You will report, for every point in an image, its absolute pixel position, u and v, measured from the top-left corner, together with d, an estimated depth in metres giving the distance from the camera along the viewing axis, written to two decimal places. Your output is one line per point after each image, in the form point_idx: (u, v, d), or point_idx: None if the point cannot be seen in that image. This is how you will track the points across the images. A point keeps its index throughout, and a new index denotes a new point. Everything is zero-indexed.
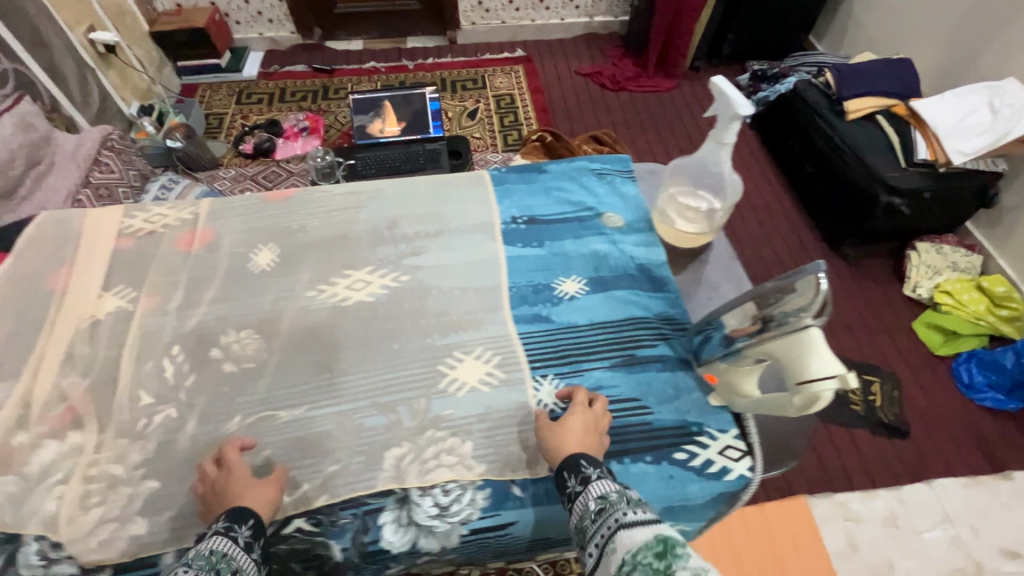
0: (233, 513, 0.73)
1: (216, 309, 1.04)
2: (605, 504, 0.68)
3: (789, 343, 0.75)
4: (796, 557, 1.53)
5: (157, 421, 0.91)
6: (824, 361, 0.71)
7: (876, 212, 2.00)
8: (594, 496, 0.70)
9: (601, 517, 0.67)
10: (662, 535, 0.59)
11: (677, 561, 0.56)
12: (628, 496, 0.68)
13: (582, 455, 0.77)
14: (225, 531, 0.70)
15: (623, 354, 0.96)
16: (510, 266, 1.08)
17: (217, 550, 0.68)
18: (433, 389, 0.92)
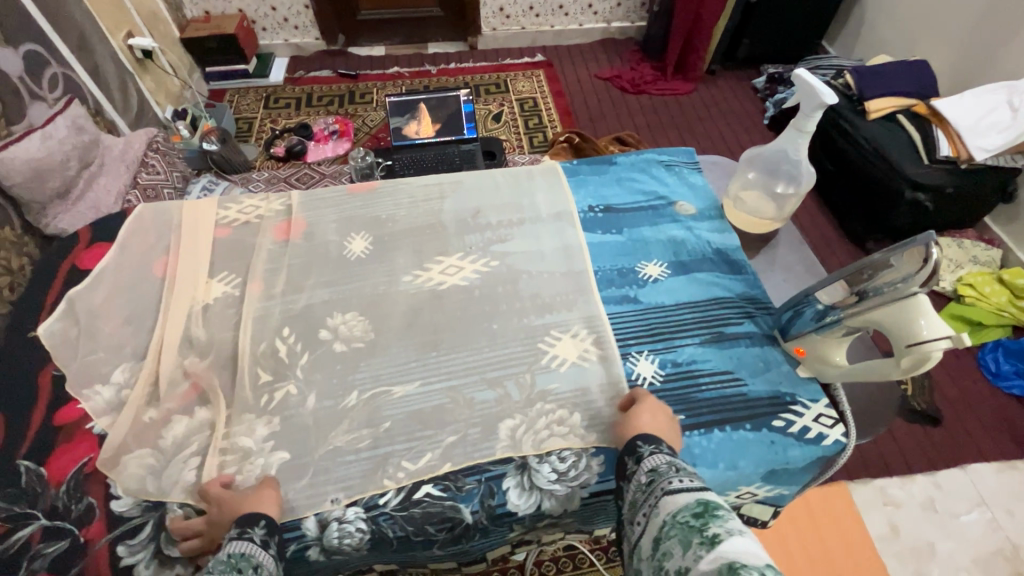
0: (245, 518, 0.76)
1: (305, 296, 1.07)
2: (654, 475, 0.74)
3: (895, 309, 0.79)
4: (842, 540, 1.58)
5: (278, 397, 0.94)
6: (932, 324, 0.76)
7: (901, 208, 2.06)
8: (645, 470, 0.75)
9: (649, 487, 0.73)
10: (703, 500, 0.66)
11: (713, 520, 0.62)
12: (675, 467, 0.73)
13: (641, 437, 0.81)
14: (241, 536, 0.72)
15: (712, 331, 1.00)
16: (594, 251, 1.12)
17: (237, 552, 0.69)
18: (537, 365, 0.96)
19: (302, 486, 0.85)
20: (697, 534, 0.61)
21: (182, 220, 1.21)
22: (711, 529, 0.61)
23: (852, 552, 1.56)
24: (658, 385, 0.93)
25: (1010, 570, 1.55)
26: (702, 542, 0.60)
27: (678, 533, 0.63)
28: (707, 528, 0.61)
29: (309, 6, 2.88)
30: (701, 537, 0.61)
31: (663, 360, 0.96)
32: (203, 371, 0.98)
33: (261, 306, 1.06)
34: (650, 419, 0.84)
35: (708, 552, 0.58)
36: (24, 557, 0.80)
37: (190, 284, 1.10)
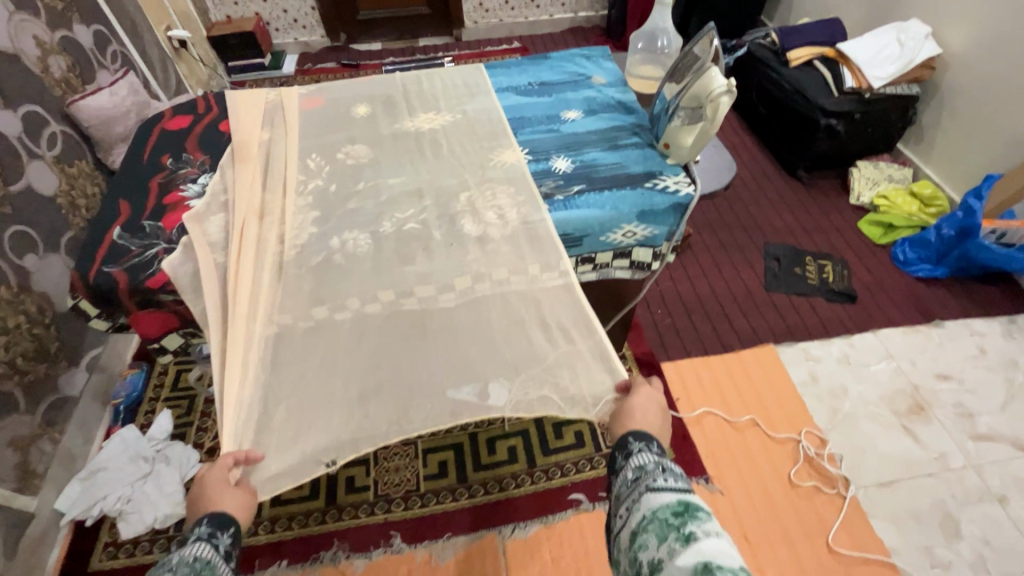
0: (213, 521, 0.77)
1: (316, 138, 1.26)
2: (641, 473, 0.78)
3: (700, 81, 1.06)
4: (769, 387, 1.89)
5: (313, 186, 1.15)
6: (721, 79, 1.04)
7: (820, 133, 2.43)
8: (633, 468, 0.80)
9: (635, 484, 0.77)
10: (684, 500, 0.71)
11: (692, 518, 0.68)
12: (661, 466, 0.78)
13: (631, 434, 0.86)
14: (206, 540, 0.75)
15: (609, 143, 1.23)
16: (524, 108, 1.33)
17: (200, 556, 0.73)
18: (487, 165, 1.19)
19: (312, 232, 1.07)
20: (673, 530, 0.67)
21: (238, 93, 1.36)
22: (688, 527, 0.66)
23: (774, 387, 1.89)
24: (569, 172, 1.17)
25: (910, 403, 1.85)
26: (677, 536, 0.66)
27: (655, 527, 0.69)
28: (684, 526, 0.67)
29: (316, 8, 3.35)
30: (677, 532, 0.67)
31: (574, 159, 1.20)
32: (251, 178, 1.15)
33: (287, 144, 1.23)
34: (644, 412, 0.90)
35: (682, 547, 0.64)
36: (155, 262, 1.01)
37: (243, 126, 1.27)
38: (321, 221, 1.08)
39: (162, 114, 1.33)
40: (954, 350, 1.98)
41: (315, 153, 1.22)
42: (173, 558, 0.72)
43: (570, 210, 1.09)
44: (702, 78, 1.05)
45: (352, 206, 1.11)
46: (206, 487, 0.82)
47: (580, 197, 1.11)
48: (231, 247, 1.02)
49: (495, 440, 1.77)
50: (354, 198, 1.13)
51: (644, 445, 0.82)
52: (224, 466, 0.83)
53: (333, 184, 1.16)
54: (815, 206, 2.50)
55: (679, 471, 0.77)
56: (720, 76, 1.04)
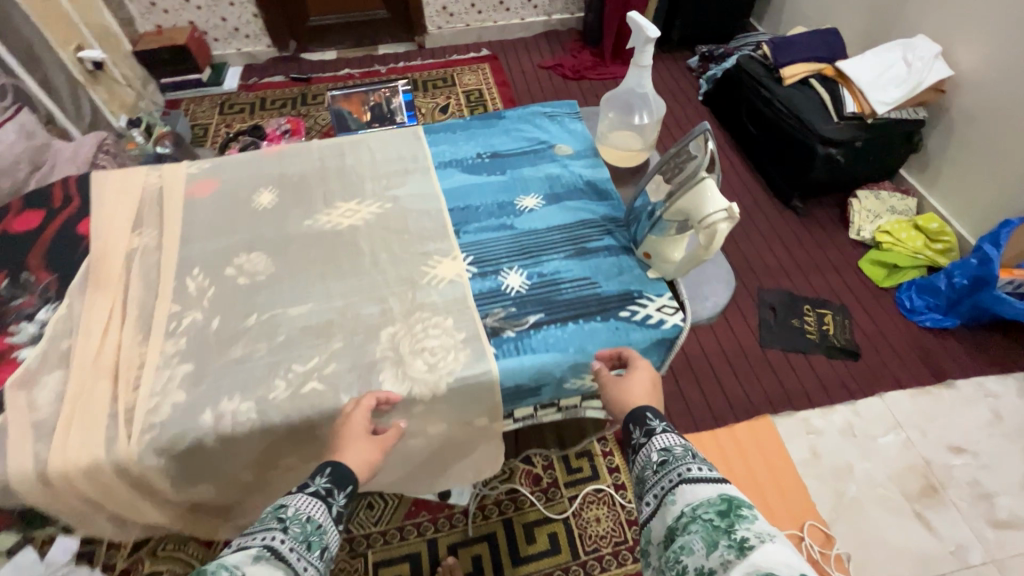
0: (335, 473, 0.71)
1: (202, 245, 0.99)
2: (668, 456, 0.67)
3: (688, 198, 0.78)
4: (767, 466, 1.68)
5: (186, 323, 0.88)
6: (717, 197, 0.75)
7: (817, 163, 2.18)
8: (658, 449, 0.69)
9: (663, 470, 0.65)
10: (728, 495, 0.58)
11: (743, 521, 0.54)
12: (689, 450, 0.67)
13: (649, 408, 0.75)
14: (321, 496, 0.67)
15: (575, 247, 0.97)
16: (471, 191, 1.07)
17: (313, 517, 0.64)
18: (417, 284, 0.92)
19: (177, 402, 0.79)
20: (724, 536, 0.53)
21: (110, 178, 1.07)
22: (739, 532, 0.53)
23: (771, 466, 1.68)
24: (524, 292, 0.91)
25: (922, 483, 1.65)
26: (729, 542, 0.52)
27: (699, 529, 0.56)
28: (736, 530, 0.53)
29: (258, 15, 2.99)
30: (728, 539, 0.53)
31: (531, 272, 0.94)
32: (103, 316, 0.87)
33: (164, 255, 0.96)
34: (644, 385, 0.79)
35: (736, 559, 0.50)
36: None
37: (107, 232, 0.99)
38: (189, 381, 0.81)
39: (8, 209, 1.04)
40: (969, 416, 1.78)
41: (197, 269, 0.95)
42: (283, 506, 0.64)
43: (520, 355, 0.83)
44: (690, 198, 0.77)
45: (236, 353, 0.84)
46: (346, 427, 0.76)
47: (537, 334, 0.86)
48: (63, 432, 0.75)
49: (458, 548, 1.53)
50: (240, 340, 0.86)
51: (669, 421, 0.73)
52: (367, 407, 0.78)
53: (214, 317, 0.89)
54: (813, 240, 2.27)
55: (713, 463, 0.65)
56: (716, 193, 0.75)
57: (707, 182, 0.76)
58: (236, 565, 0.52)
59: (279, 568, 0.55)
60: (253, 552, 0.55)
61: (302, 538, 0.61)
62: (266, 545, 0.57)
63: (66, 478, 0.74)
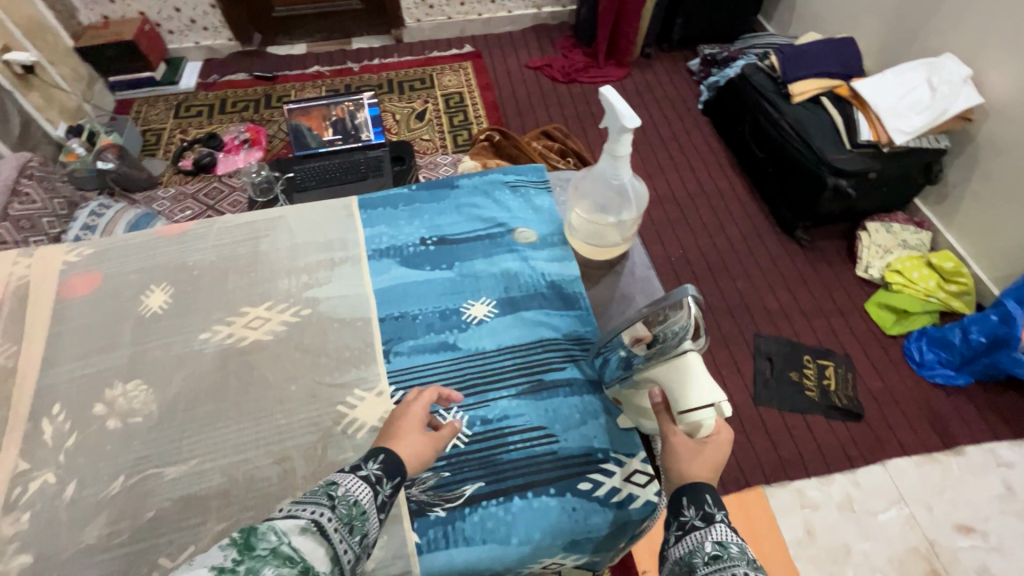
0: (388, 460, 0.62)
1: (69, 370, 0.80)
2: (722, 549, 0.54)
3: (669, 369, 0.66)
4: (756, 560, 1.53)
5: (32, 490, 0.70)
6: (703, 389, 0.64)
7: (825, 195, 1.98)
8: (713, 538, 0.55)
9: (714, 561, 0.53)
10: None
11: None
12: (749, 554, 0.53)
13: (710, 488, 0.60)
14: (370, 481, 0.59)
15: (531, 379, 0.79)
16: (408, 293, 0.88)
17: (358, 500, 0.57)
18: (330, 434, 0.74)
19: None
20: None
21: None
22: None
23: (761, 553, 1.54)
24: (462, 448, 0.73)
25: (925, 569, 1.51)
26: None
27: None
28: None
29: (216, 6, 2.71)
30: None
31: (473, 417, 0.75)
32: None
33: (18, 387, 0.77)
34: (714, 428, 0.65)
35: None
36: None
37: None
38: None
39: None
40: (979, 489, 1.63)
41: (59, 406, 0.76)
42: (333, 482, 0.58)
43: (448, 547, 0.65)
44: (672, 373, 0.65)
45: (90, 541, 0.66)
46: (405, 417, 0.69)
47: (473, 514, 0.68)
48: None
49: None
50: (98, 519, 0.68)
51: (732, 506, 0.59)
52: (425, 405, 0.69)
53: (70, 482, 0.70)
54: (816, 278, 2.09)
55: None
56: (703, 380, 0.64)
57: (690, 357, 0.65)
58: (282, 533, 0.49)
59: (321, 547, 0.50)
60: (300, 522, 0.51)
61: (347, 521, 0.54)
62: (313, 520, 0.52)
63: None
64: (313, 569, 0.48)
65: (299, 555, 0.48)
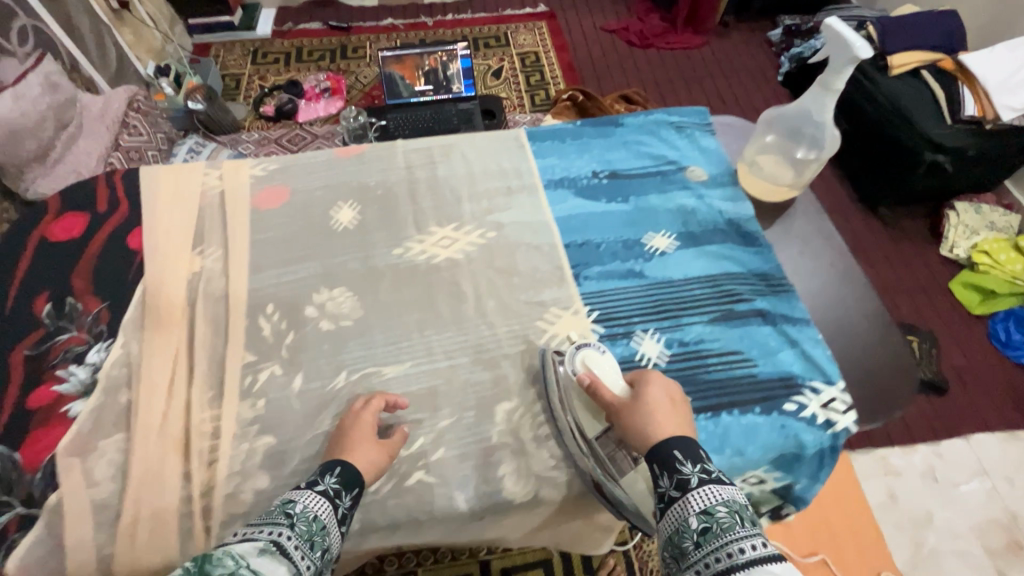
0: (344, 474, 0.60)
1: (275, 275, 0.83)
2: (709, 522, 0.49)
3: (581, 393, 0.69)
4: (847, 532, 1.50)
5: (262, 379, 0.73)
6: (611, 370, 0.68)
7: (919, 170, 1.92)
8: (696, 511, 0.51)
9: (703, 542, 0.49)
10: None
11: None
12: (738, 513, 0.50)
13: (677, 442, 0.57)
14: (328, 497, 0.58)
15: (722, 308, 0.81)
16: (589, 222, 0.90)
17: (316, 516, 0.55)
18: (535, 345, 0.77)
19: (259, 488, 0.66)
20: None
21: (162, 178, 0.91)
22: None
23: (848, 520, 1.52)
24: (664, 366, 0.76)
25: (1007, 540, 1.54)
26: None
27: None
28: None
29: None
30: None
31: (670, 338, 0.78)
32: (162, 366, 0.73)
33: (230, 287, 0.81)
34: (672, 405, 0.63)
35: None
36: None
37: (163, 251, 0.83)
38: (271, 463, 0.67)
39: (44, 210, 0.89)
40: None
41: (272, 306, 0.80)
42: (289, 501, 0.56)
43: None
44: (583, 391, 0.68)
45: (324, 427, 0.70)
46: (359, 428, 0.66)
47: None
48: (127, 525, 0.62)
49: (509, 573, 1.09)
50: (327, 409, 0.71)
51: (705, 467, 0.54)
52: (375, 409, 0.68)
53: (296, 374, 0.74)
54: (903, 259, 2.05)
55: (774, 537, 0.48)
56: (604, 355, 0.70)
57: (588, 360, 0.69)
58: (243, 555, 0.47)
59: (283, 568, 0.48)
60: (260, 543, 0.49)
61: (306, 539, 0.52)
62: (272, 540, 0.50)
63: None
64: None
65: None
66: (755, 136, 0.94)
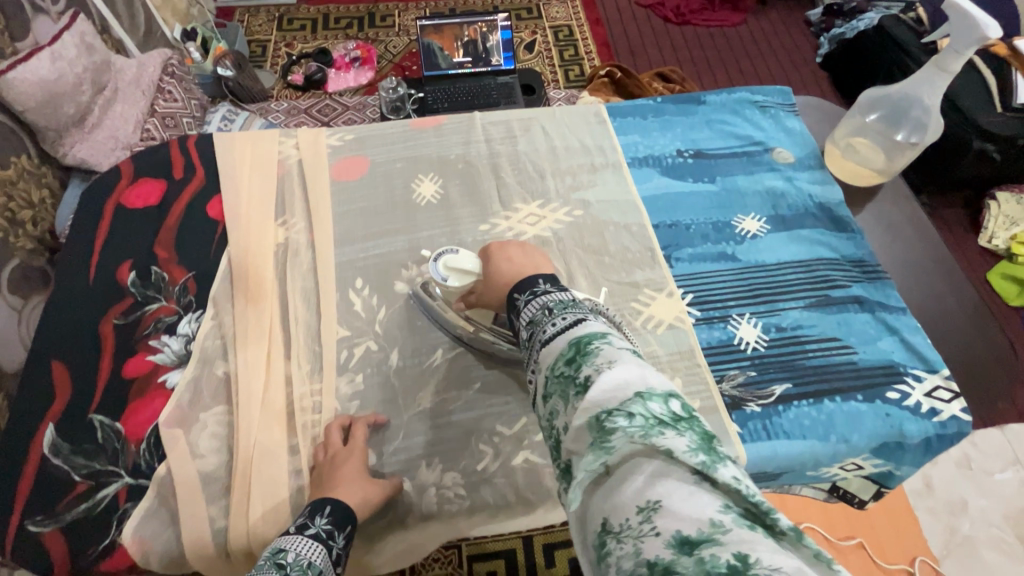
0: (337, 512, 0.57)
1: (363, 248, 0.81)
2: (529, 326, 0.51)
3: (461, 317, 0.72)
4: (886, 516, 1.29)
5: (359, 354, 0.72)
6: (464, 268, 0.71)
7: (964, 161, 1.67)
8: (522, 321, 0.52)
9: (526, 342, 0.51)
10: (577, 341, 0.45)
11: (587, 365, 0.42)
12: (551, 306, 0.50)
13: (518, 286, 0.56)
14: (323, 539, 0.56)
15: (817, 293, 0.79)
16: (678, 203, 0.87)
17: (312, 563, 0.53)
18: (632, 328, 0.75)
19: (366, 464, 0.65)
20: (573, 387, 0.42)
21: (239, 146, 0.88)
22: (588, 378, 0.41)
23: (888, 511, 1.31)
24: (764, 351, 0.75)
25: None
26: (578, 392, 0.41)
27: (558, 388, 0.43)
28: (582, 378, 0.42)
29: None
30: (578, 390, 0.42)
31: (767, 324, 0.77)
32: (257, 341, 0.71)
33: (319, 261, 0.79)
34: (512, 268, 0.63)
35: (587, 424, 0.39)
36: (112, 521, 0.61)
37: (246, 222, 0.81)
38: (375, 440, 0.66)
39: (118, 176, 0.86)
40: None
41: (362, 281, 0.78)
42: (280, 549, 0.54)
43: (769, 438, 0.68)
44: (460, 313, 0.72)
45: (428, 405, 0.69)
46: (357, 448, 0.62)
47: (788, 411, 0.70)
48: (240, 498, 0.62)
49: (556, 550, 1.08)
50: (428, 386, 0.70)
51: (530, 287, 0.55)
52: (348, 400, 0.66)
53: (393, 350, 0.73)
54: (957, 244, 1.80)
55: (582, 308, 0.49)
56: (453, 265, 0.71)
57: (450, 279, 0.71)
58: None
59: None
60: None
61: None
62: None
63: (247, 553, 0.61)
64: None
65: None
66: (851, 116, 0.93)
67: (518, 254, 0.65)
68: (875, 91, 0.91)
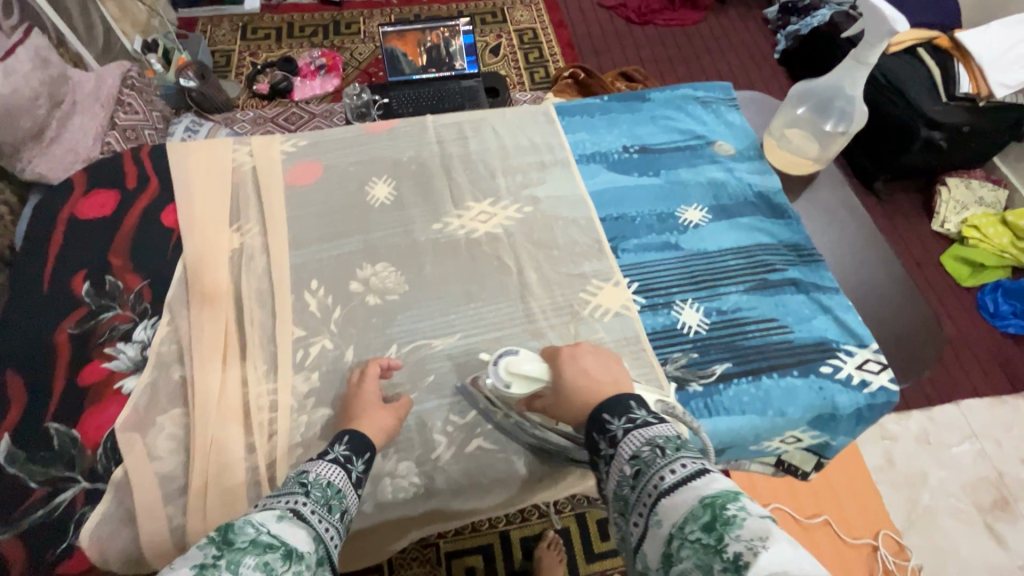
0: (353, 440, 0.60)
1: (317, 250, 0.83)
2: (638, 464, 0.49)
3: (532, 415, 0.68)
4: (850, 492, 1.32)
5: (314, 353, 0.74)
6: (526, 375, 0.64)
7: (913, 149, 1.71)
8: (626, 458, 0.50)
9: (635, 483, 0.48)
10: (708, 499, 0.43)
11: (731, 533, 0.40)
12: (661, 446, 0.49)
13: (604, 404, 0.57)
14: (340, 463, 0.57)
15: (756, 277, 0.83)
16: (624, 196, 0.91)
17: (332, 482, 0.54)
18: (579, 317, 0.78)
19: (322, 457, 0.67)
20: (714, 557, 0.40)
21: (192, 155, 0.90)
22: (731, 548, 0.39)
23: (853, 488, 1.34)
24: (705, 333, 0.78)
25: None
26: (725, 570, 0.38)
27: (692, 554, 0.41)
28: (726, 546, 0.39)
29: None
30: (720, 561, 0.39)
31: (709, 308, 0.81)
32: (212, 344, 0.73)
33: (274, 264, 0.80)
34: (588, 382, 0.61)
35: None
36: (70, 525, 0.62)
37: (200, 228, 0.83)
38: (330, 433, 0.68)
39: (70, 187, 0.87)
40: None
41: (316, 282, 0.80)
42: (302, 470, 0.55)
43: (710, 415, 0.72)
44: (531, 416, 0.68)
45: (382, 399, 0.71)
46: None
47: (729, 389, 0.74)
48: (198, 494, 0.63)
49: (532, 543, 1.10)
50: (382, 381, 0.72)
51: (629, 418, 0.54)
52: (373, 376, 0.70)
53: (348, 348, 0.74)
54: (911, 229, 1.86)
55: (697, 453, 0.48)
56: (514, 372, 0.64)
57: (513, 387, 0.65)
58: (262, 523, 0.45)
59: (303, 531, 0.47)
60: (277, 512, 0.47)
61: (323, 502, 0.51)
62: (289, 507, 0.48)
63: None
64: (298, 550, 0.44)
65: (281, 540, 0.43)
66: (785, 113, 0.97)
67: (593, 365, 0.63)
68: (805, 86, 0.96)
